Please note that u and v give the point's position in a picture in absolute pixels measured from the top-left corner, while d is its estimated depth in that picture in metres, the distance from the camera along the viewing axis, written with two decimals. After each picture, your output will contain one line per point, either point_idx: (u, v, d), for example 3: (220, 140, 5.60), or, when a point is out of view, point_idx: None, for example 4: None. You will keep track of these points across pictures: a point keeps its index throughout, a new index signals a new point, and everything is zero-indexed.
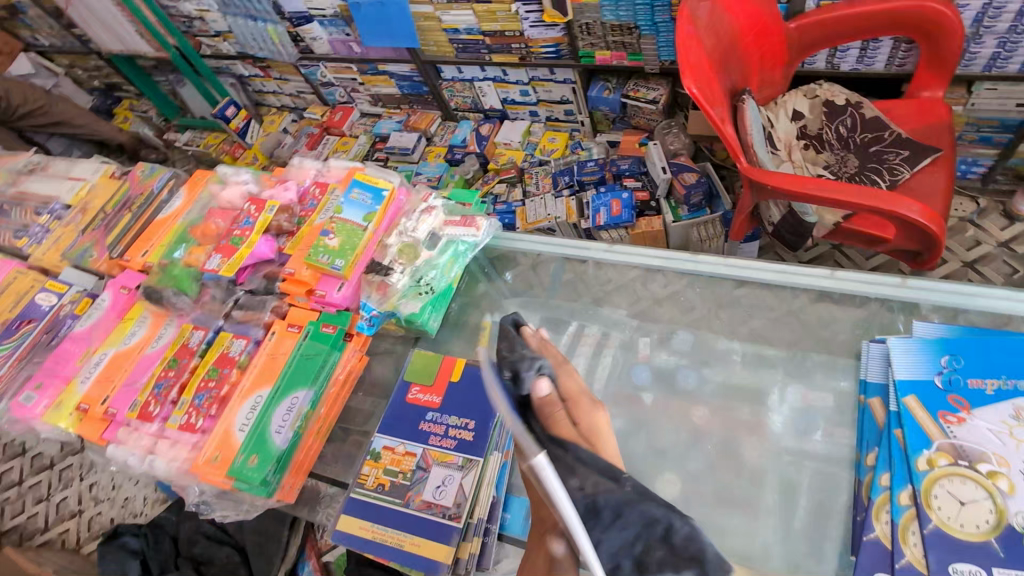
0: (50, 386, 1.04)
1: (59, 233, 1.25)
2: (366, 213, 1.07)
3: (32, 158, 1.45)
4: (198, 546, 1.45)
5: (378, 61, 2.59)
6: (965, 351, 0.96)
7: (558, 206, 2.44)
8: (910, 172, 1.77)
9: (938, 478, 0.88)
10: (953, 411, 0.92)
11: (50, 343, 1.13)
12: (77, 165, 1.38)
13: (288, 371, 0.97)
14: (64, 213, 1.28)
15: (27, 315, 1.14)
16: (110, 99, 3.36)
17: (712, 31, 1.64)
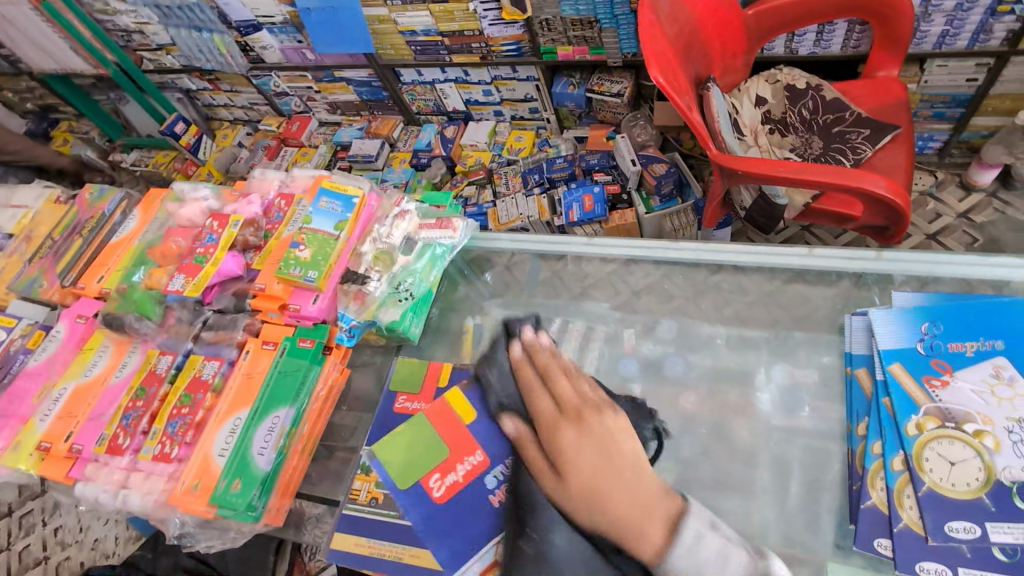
0: (6, 427, 0.97)
1: (4, 264, 1.18)
2: (337, 221, 1.02)
3: None
4: None
5: (334, 68, 2.53)
6: (948, 314, 0.97)
7: (529, 205, 2.44)
8: (872, 150, 1.80)
9: (928, 442, 0.88)
10: (937, 375, 0.92)
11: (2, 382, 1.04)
12: (18, 192, 1.30)
13: (266, 391, 0.92)
14: (6, 242, 1.21)
15: None
16: (45, 122, 3.19)
17: (673, 19, 1.64)
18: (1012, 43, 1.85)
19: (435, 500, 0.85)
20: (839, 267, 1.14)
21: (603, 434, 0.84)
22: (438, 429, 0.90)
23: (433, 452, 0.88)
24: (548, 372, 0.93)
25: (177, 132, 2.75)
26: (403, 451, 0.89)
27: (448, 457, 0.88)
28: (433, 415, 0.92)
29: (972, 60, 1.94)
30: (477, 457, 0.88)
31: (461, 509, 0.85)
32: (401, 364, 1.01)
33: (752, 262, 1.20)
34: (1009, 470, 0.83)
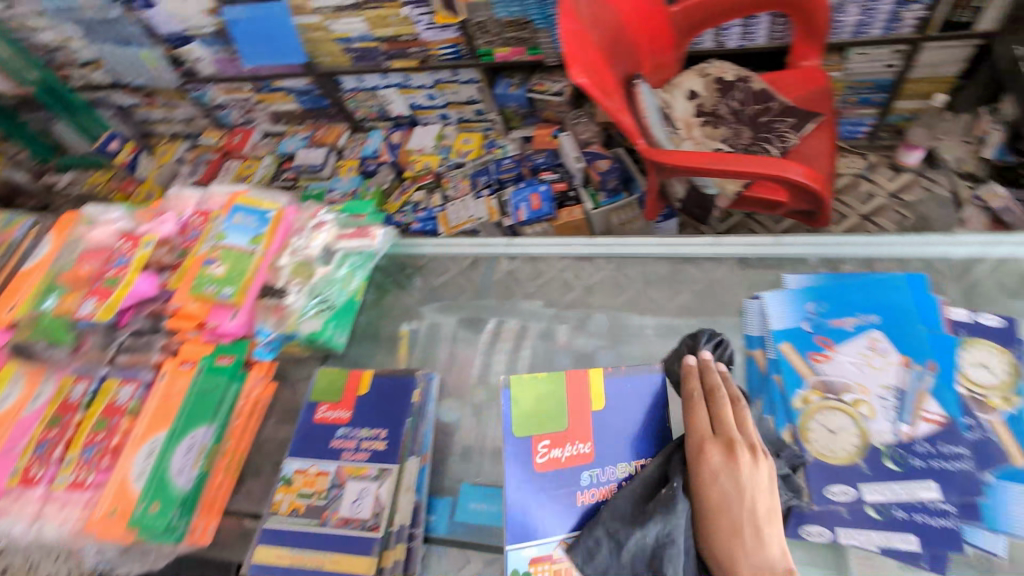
0: None
1: None
2: (253, 236, 1.03)
3: None
4: None
5: (272, 77, 2.50)
6: (832, 292, 1.03)
7: (478, 207, 2.44)
8: (797, 138, 1.87)
9: (814, 414, 0.94)
10: (823, 350, 0.98)
11: None
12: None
13: (185, 410, 0.91)
14: None
15: None
16: None
17: (596, 21, 1.67)
18: (922, 30, 1.94)
19: (534, 465, 0.90)
20: (744, 254, 1.19)
21: (749, 483, 0.82)
22: (569, 407, 0.94)
23: (557, 420, 0.93)
24: (716, 396, 0.91)
25: (113, 149, 2.78)
26: (534, 400, 0.93)
27: (564, 432, 0.92)
28: (572, 393, 0.95)
29: (887, 47, 2.03)
30: (585, 446, 0.93)
31: (560, 472, 0.91)
32: (325, 373, 1.00)
33: (666, 252, 1.26)
34: (884, 435, 0.90)
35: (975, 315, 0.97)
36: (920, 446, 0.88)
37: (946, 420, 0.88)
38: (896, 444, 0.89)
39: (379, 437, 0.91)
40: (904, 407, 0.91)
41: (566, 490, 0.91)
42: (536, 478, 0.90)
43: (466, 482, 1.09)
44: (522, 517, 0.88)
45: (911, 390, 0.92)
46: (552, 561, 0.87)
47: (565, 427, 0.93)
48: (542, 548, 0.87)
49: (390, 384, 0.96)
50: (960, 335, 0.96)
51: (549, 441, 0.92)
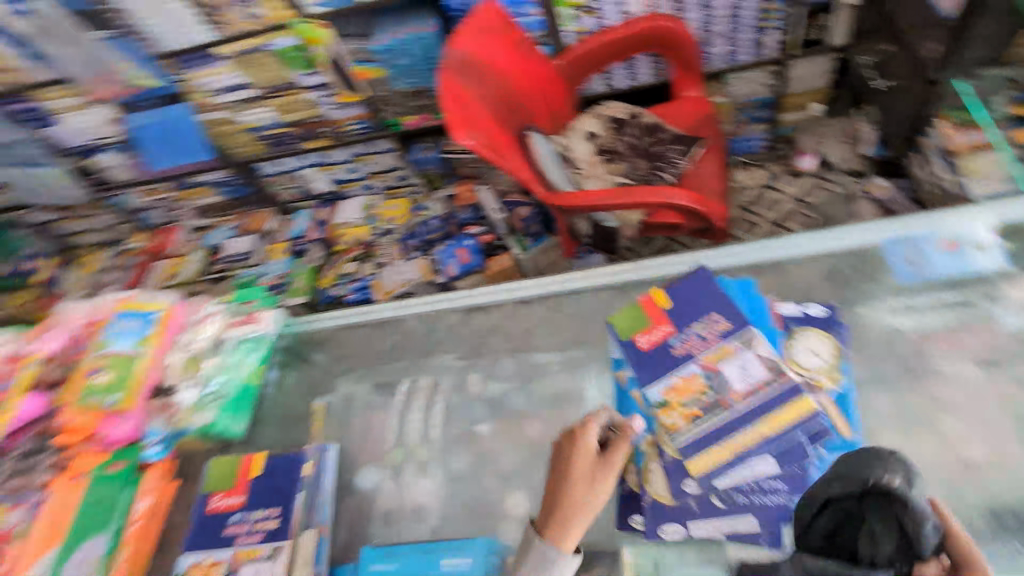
0: None
1: None
2: (138, 338, 1.05)
3: None
4: None
5: (190, 174, 2.55)
6: (675, 296, 0.98)
7: (411, 269, 2.50)
8: (688, 163, 2.02)
9: (673, 408, 0.91)
10: (672, 347, 0.94)
11: None
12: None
13: (76, 521, 0.90)
14: None
15: None
16: None
17: (480, 90, 1.77)
18: (784, 50, 2.12)
19: (640, 350, 0.96)
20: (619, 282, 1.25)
21: None
22: (643, 311, 0.99)
23: (639, 320, 0.99)
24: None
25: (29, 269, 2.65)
26: (628, 314, 1.00)
27: (650, 325, 0.97)
28: (643, 303, 1.00)
29: (760, 70, 2.21)
30: (668, 327, 0.96)
31: (656, 361, 0.94)
32: (217, 462, 1.00)
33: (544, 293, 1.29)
34: (733, 406, 0.88)
35: (804, 308, 1.06)
36: (764, 408, 0.86)
37: (788, 377, 0.86)
38: (741, 415, 0.87)
39: (271, 515, 0.92)
40: (747, 373, 0.88)
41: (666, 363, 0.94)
42: (646, 360, 0.95)
43: (365, 548, 1.02)
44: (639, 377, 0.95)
45: (753, 359, 0.89)
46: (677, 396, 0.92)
47: (652, 320, 0.98)
48: (665, 385, 0.92)
49: (283, 461, 0.99)
50: (791, 326, 1.03)
51: (647, 331, 0.97)
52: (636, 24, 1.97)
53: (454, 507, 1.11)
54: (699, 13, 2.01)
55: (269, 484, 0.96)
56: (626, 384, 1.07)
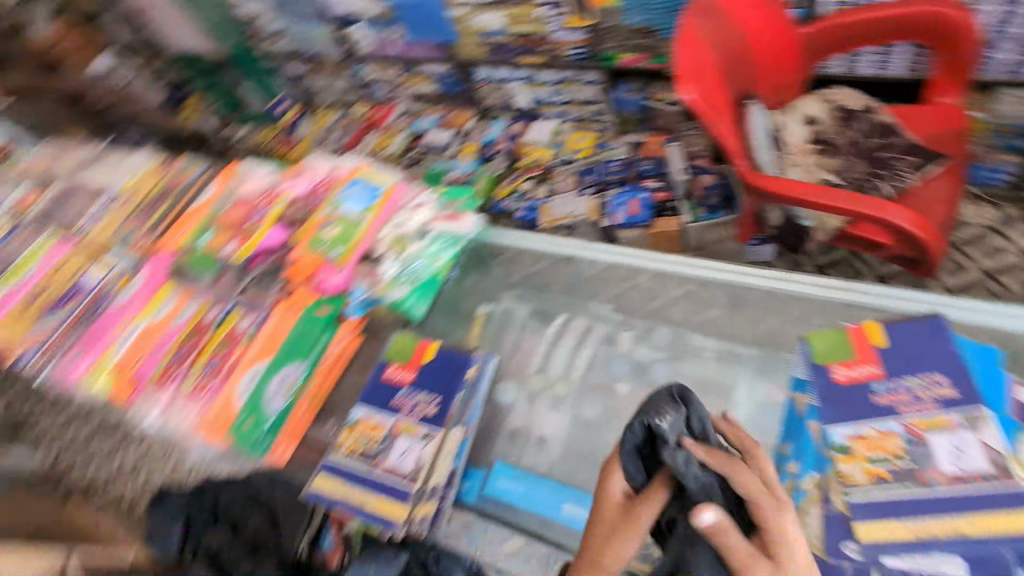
0: (92, 348, 1.12)
1: (106, 220, 1.32)
2: (365, 206, 1.20)
3: (84, 154, 1.49)
4: None
5: (419, 61, 2.73)
6: (893, 339, 0.99)
7: (579, 205, 2.56)
8: (916, 180, 1.79)
9: (857, 458, 0.90)
10: (875, 393, 0.94)
11: (93, 315, 1.18)
12: (110, 157, 1.48)
13: (286, 346, 1.09)
14: (116, 195, 1.36)
15: (75, 291, 1.21)
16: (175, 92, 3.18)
17: (713, 44, 1.69)
18: None
19: (836, 380, 0.98)
20: (825, 297, 1.15)
21: None
22: (852, 342, 1.01)
23: (843, 349, 1.00)
24: None
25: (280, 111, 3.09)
26: (831, 342, 1.02)
27: (854, 358, 0.99)
28: (852, 334, 1.02)
29: None
30: (875, 367, 0.97)
31: (851, 396, 0.96)
32: (403, 339, 1.15)
33: (730, 280, 1.22)
34: (931, 481, 0.84)
35: None
36: (968, 502, 0.81)
37: (1010, 478, 0.81)
38: (945, 496, 0.83)
39: (431, 402, 1.05)
40: (960, 456, 0.85)
41: (862, 403, 0.94)
42: (840, 391, 0.97)
43: (500, 460, 1.19)
44: (828, 409, 0.96)
45: (971, 442, 0.85)
46: (865, 439, 0.91)
47: (857, 354, 0.99)
48: (854, 430, 0.93)
49: (454, 359, 1.11)
50: None
51: (850, 363, 0.99)
52: (908, 6, 1.72)
53: (575, 447, 1.20)
54: (998, 12, 1.69)
55: (432, 376, 1.09)
56: (803, 412, 1.02)
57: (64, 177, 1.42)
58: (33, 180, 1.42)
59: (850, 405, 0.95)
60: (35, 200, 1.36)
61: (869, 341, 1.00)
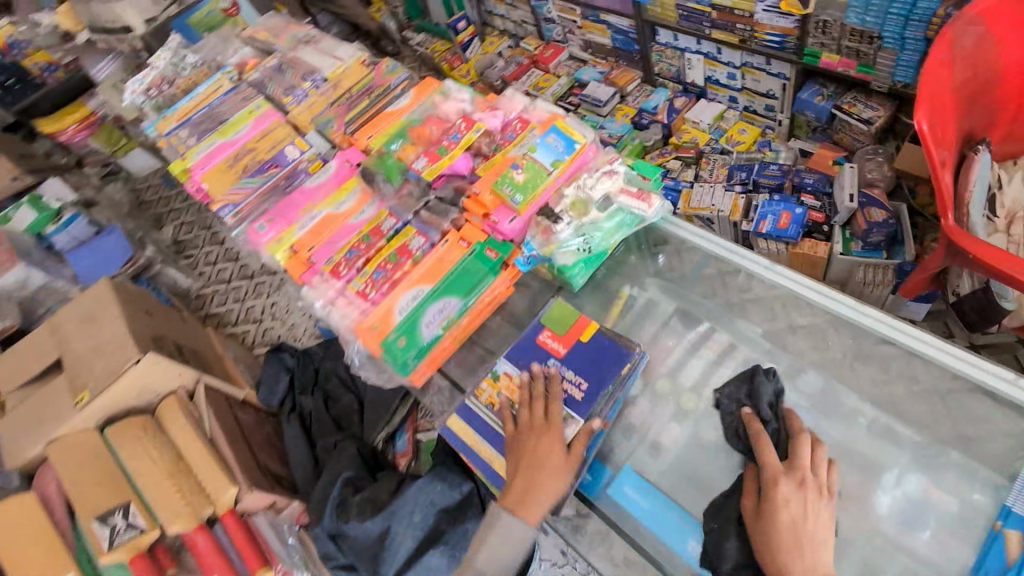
0: (279, 222, 1.25)
1: (315, 100, 1.40)
2: (555, 159, 1.16)
3: (309, 31, 1.60)
4: (332, 384, 1.88)
5: (602, 10, 2.68)
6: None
7: (724, 199, 2.33)
8: None
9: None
10: None
11: (286, 189, 1.31)
12: (325, 40, 1.55)
13: (449, 277, 1.14)
14: (321, 84, 1.43)
15: (276, 160, 1.32)
16: None
17: (970, 65, 1.46)
18: None
19: None
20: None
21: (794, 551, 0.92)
22: None
23: None
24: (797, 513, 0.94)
25: (458, 29, 3.20)
26: None
27: None
28: None
29: None
30: None
31: None
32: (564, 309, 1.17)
33: (934, 355, 1.12)
34: None
35: None
36: None
37: None
38: None
39: (579, 387, 1.07)
40: None
41: None
42: None
43: (627, 465, 1.17)
44: None
45: None
46: None
47: None
48: None
49: (612, 347, 1.10)
50: None
51: None
52: None
53: (684, 467, 1.15)
54: None
55: (585, 360, 1.10)
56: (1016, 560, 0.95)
57: (283, 53, 1.53)
58: (256, 46, 1.58)
59: None
60: (255, 65, 1.52)
61: None
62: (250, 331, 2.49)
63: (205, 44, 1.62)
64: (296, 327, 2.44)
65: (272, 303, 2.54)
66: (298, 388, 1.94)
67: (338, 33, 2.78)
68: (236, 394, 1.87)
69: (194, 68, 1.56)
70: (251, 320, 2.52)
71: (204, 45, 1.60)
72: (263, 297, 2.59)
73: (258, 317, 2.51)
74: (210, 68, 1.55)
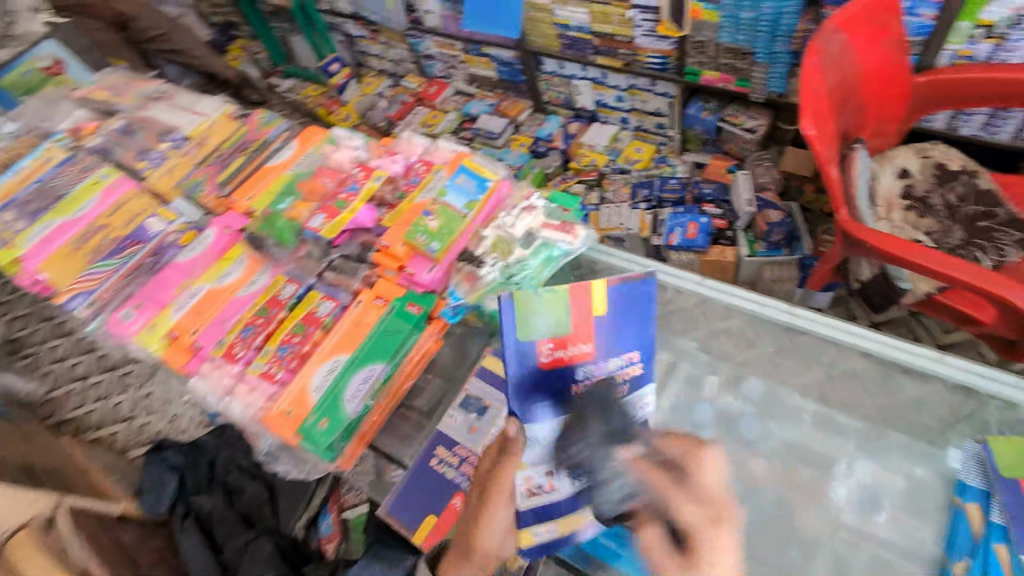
0: (148, 308, 1.08)
1: (174, 162, 1.26)
2: (468, 201, 1.09)
3: (160, 86, 1.46)
4: (231, 475, 1.41)
5: (483, 43, 2.63)
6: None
7: (632, 217, 2.38)
8: (1017, 256, 1.65)
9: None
10: None
11: (153, 268, 1.13)
12: (179, 94, 1.43)
13: (368, 343, 1.01)
14: (181, 143, 1.30)
15: (136, 236, 1.16)
16: (225, 36, 3.40)
17: (837, 71, 1.57)
18: None
19: None
20: (972, 386, 1.01)
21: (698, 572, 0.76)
22: None
23: None
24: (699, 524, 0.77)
25: (331, 71, 3.14)
26: (1016, 454, 0.95)
27: None
28: None
29: None
30: None
31: None
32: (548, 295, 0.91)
33: (874, 351, 1.07)
34: None
35: None
36: None
37: None
38: None
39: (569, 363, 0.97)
40: None
41: None
42: None
43: None
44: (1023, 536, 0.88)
45: None
46: None
47: None
48: None
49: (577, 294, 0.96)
50: None
51: None
52: None
53: None
54: None
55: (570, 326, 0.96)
56: (984, 535, 0.93)
57: (128, 113, 1.37)
58: (93, 108, 1.39)
59: None
60: (94, 129, 1.32)
61: None
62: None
63: (26, 109, 1.39)
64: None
65: None
66: (187, 492, 1.42)
67: (192, 85, 2.72)
68: (109, 510, 1.30)
69: (16, 138, 1.33)
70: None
71: (25, 110, 1.38)
72: (133, 389, 1.70)
73: None
74: (35, 137, 1.32)
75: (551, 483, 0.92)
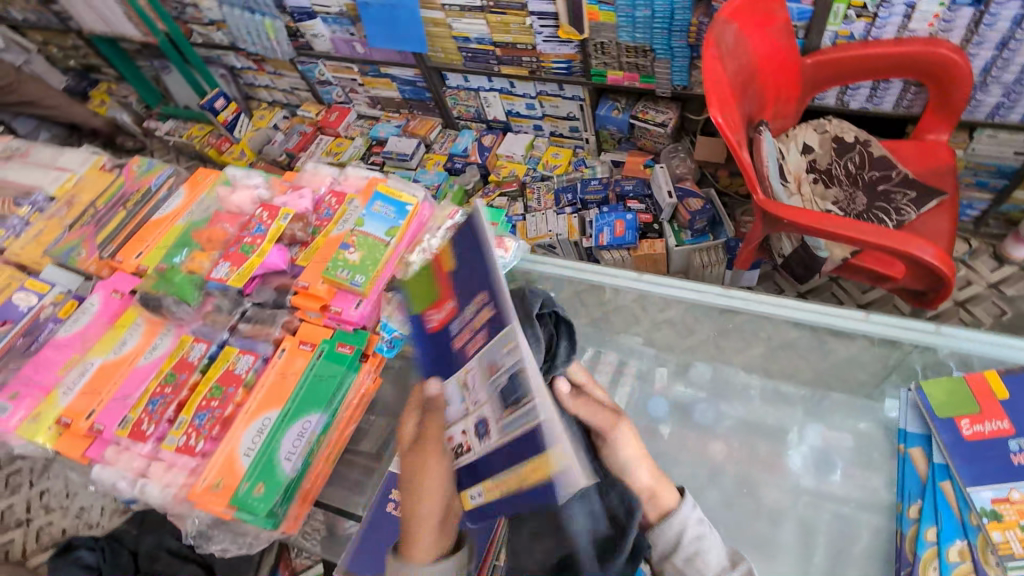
0: (28, 396, 0.97)
1: (42, 226, 1.17)
2: (389, 228, 1.04)
3: (12, 144, 1.36)
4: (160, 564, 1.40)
5: (381, 63, 2.57)
6: (1015, 389, 0.94)
7: (559, 223, 2.36)
8: (916, 213, 1.75)
9: (1009, 525, 0.85)
10: (1011, 453, 0.89)
11: (27, 348, 1.03)
12: (36, 151, 1.34)
13: (299, 393, 0.93)
14: (47, 205, 1.21)
15: (3, 316, 1.05)
16: (85, 81, 3.32)
17: (735, 58, 1.62)
18: None
19: (965, 438, 0.93)
20: (896, 336, 1.03)
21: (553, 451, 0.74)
22: (974, 394, 0.95)
23: (966, 402, 0.95)
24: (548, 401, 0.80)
25: (217, 107, 2.82)
26: (947, 392, 0.97)
27: (981, 412, 0.93)
28: (970, 383, 0.97)
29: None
30: (1007, 422, 0.92)
31: (987, 452, 0.90)
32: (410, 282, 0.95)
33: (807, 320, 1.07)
34: None
35: None
36: None
37: None
38: None
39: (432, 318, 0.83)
40: None
41: (1002, 461, 0.89)
42: (972, 449, 0.91)
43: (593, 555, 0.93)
44: (966, 472, 0.90)
45: None
46: (1013, 503, 0.86)
47: (979, 407, 0.94)
48: (997, 491, 0.87)
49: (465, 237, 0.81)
50: None
51: (972, 416, 0.94)
52: (907, 43, 1.70)
53: None
54: (988, 54, 1.71)
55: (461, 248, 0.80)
56: (929, 474, 0.95)
57: None
58: None
59: (983, 462, 0.90)
60: None
61: (989, 395, 0.94)
62: (13, 541, 1.81)
63: None
64: (87, 511, 1.80)
65: (43, 492, 1.88)
66: None
67: (51, 137, 2.99)
68: None
69: None
70: (13, 525, 1.84)
71: None
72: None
73: (22, 518, 1.84)
74: None
75: (466, 442, 0.75)
